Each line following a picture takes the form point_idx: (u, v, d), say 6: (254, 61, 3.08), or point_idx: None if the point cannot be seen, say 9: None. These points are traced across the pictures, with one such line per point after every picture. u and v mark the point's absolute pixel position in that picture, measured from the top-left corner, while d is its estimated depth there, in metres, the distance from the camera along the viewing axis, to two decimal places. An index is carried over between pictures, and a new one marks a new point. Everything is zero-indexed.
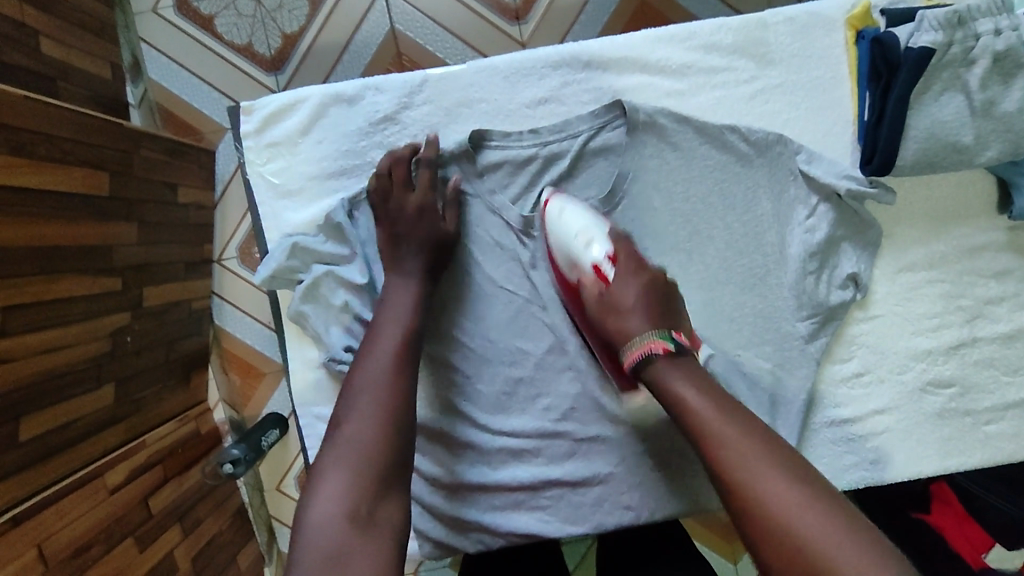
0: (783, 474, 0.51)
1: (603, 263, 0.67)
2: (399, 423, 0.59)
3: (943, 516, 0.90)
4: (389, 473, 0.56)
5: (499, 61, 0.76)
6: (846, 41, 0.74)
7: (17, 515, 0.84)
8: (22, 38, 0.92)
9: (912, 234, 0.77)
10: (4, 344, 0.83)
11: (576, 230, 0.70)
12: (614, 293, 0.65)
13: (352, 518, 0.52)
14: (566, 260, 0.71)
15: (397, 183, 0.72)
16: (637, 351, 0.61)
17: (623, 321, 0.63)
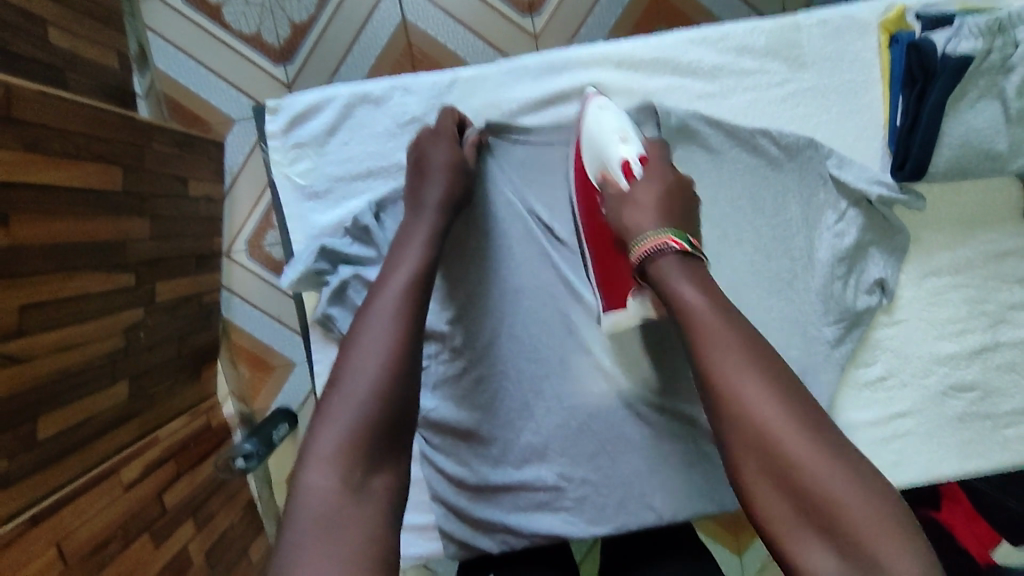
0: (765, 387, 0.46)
1: (632, 159, 0.65)
2: (406, 369, 0.50)
3: (952, 515, 0.91)
4: (390, 433, 0.48)
5: (529, 61, 0.75)
6: (880, 45, 0.73)
7: (36, 515, 0.84)
8: (31, 29, 0.90)
9: (940, 238, 0.77)
10: (22, 343, 0.82)
11: (611, 129, 0.68)
12: (631, 192, 0.61)
13: (343, 484, 0.45)
14: (594, 154, 0.69)
15: (432, 133, 0.70)
16: (647, 244, 0.56)
17: (636, 216, 0.59)
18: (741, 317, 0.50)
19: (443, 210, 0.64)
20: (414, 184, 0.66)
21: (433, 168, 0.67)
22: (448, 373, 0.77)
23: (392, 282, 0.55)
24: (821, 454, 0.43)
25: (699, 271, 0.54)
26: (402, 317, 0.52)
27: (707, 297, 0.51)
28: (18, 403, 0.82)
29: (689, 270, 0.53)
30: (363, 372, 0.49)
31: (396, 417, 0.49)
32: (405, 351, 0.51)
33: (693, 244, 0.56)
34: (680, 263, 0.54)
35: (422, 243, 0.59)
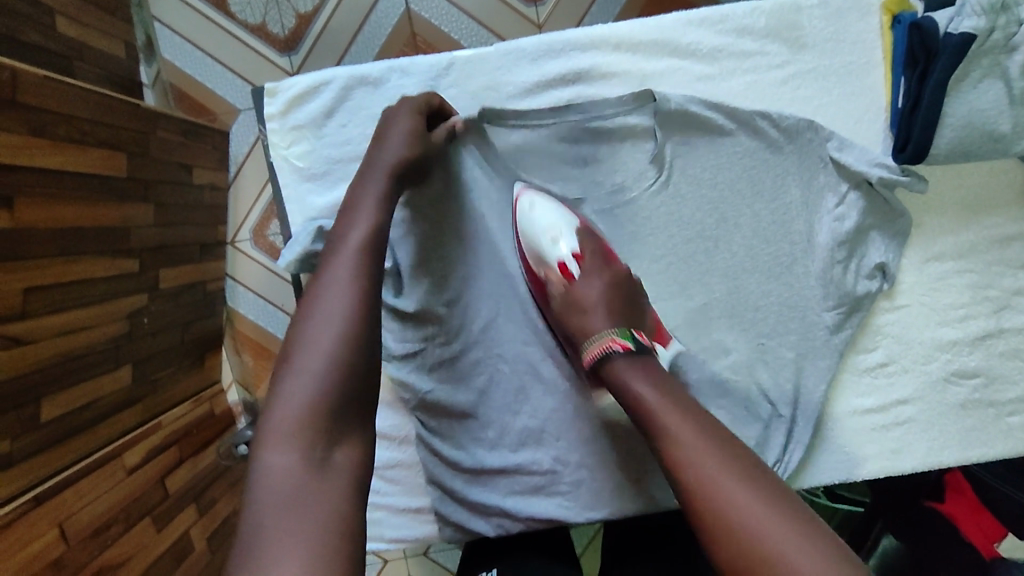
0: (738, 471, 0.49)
1: (568, 259, 0.68)
2: (361, 340, 0.52)
3: (956, 506, 0.91)
4: (349, 402, 0.51)
5: (526, 43, 0.74)
6: (881, 26, 0.72)
7: (39, 495, 0.85)
8: (39, 17, 0.91)
9: (943, 223, 0.76)
10: (26, 325, 0.84)
11: (543, 227, 0.71)
12: (576, 293, 0.65)
13: (307, 459, 0.47)
14: (534, 258, 0.71)
15: (405, 109, 0.68)
16: (593, 351, 0.60)
17: (586, 320, 0.63)
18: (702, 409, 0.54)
19: (392, 175, 0.63)
20: (368, 152, 0.66)
21: (391, 134, 0.66)
22: (444, 358, 0.76)
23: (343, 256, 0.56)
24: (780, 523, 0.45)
25: (651, 368, 0.57)
26: (354, 288, 0.54)
27: (665, 396, 0.55)
28: (22, 384, 0.84)
29: (639, 366, 0.57)
30: (319, 348, 0.51)
31: (355, 386, 0.51)
32: (360, 321, 0.53)
33: (640, 340, 0.60)
34: (632, 364, 0.58)
35: (370, 211, 0.60)
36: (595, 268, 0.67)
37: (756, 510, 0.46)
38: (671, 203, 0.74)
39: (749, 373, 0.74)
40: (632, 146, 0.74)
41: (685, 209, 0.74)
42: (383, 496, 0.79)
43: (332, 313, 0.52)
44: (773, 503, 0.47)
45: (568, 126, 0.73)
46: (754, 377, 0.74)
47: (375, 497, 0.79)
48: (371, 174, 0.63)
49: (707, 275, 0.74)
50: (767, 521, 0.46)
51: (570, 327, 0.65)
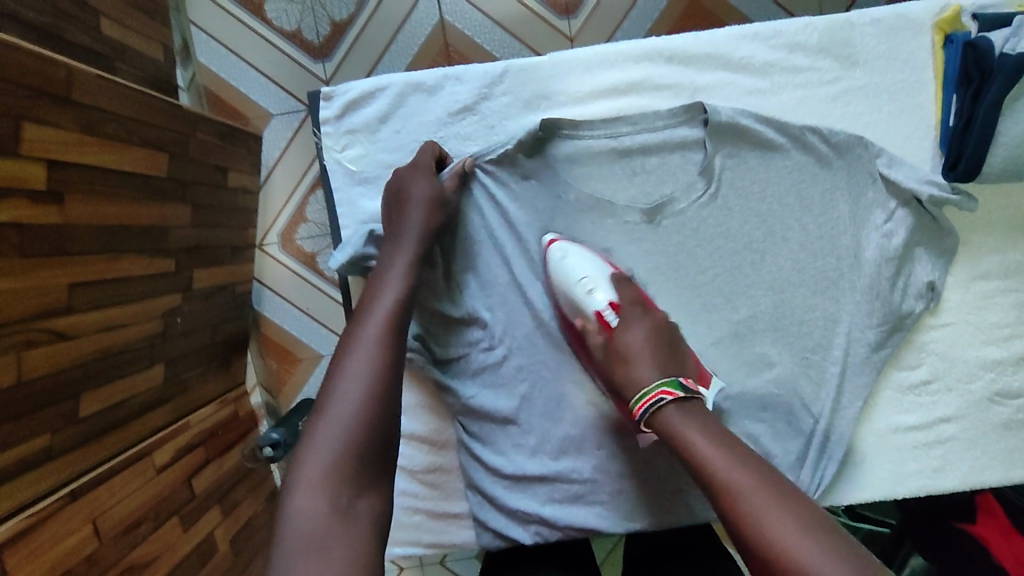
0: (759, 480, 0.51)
1: (604, 309, 0.67)
2: (386, 398, 0.53)
3: (988, 528, 0.91)
4: (374, 457, 0.52)
5: (581, 53, 0.75)
6: (933, 45, 0.73)
7: (75, 490, 0.86)
8: (85, 18, 0.93)
9: (989, 241, 0.76)
10: (69, 320, 0.84)
11: (579, 277, 0.70)
12: (622, 339, 0.64)
13: (330, 507, 0.48)
14: (572, 308, 0.70)
15: (423, 170, 0.70)
16: (642, 402, 0.59)
17: (633, 370, 0.62)
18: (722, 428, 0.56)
19: (420, 238, 0.66)
20: (392, 214, 0.69)
21: (414, 195, 0.69)
22: (489, 364, 0.76)
23: (372, 315, 0.58)
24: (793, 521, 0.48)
25: (705, 418, 0.57)
26: (385, 348, 0.56)
27: (696, 419, 0.57)
28: (63, 379, 0.84)
29: (692, 415, 0.57)
30: (347, 401, 0.52)
31: (380, 443, 0.52)
32: (390, 382, 0.54)
33: (686, 385, 0.59)
34: (682, 412, 0.57)
35: (400, 275, 0.62)
36: (637, 317, 0.66)
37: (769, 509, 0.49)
38: (719, 214, 0.74)
39: (794, 386, 0.74)
40: (681, 157, 0.75)
41: (731, 222, 0.74)
42: (418, 501, 0.79)
43: (362, 371, 0.54)
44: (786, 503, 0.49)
45: (619, 137, 0.74)
46: (798, 391, 0.74)
47: (416, 502, 0.79)
48: (399, 240, 0.66)
49: (753, 288, 0.74)
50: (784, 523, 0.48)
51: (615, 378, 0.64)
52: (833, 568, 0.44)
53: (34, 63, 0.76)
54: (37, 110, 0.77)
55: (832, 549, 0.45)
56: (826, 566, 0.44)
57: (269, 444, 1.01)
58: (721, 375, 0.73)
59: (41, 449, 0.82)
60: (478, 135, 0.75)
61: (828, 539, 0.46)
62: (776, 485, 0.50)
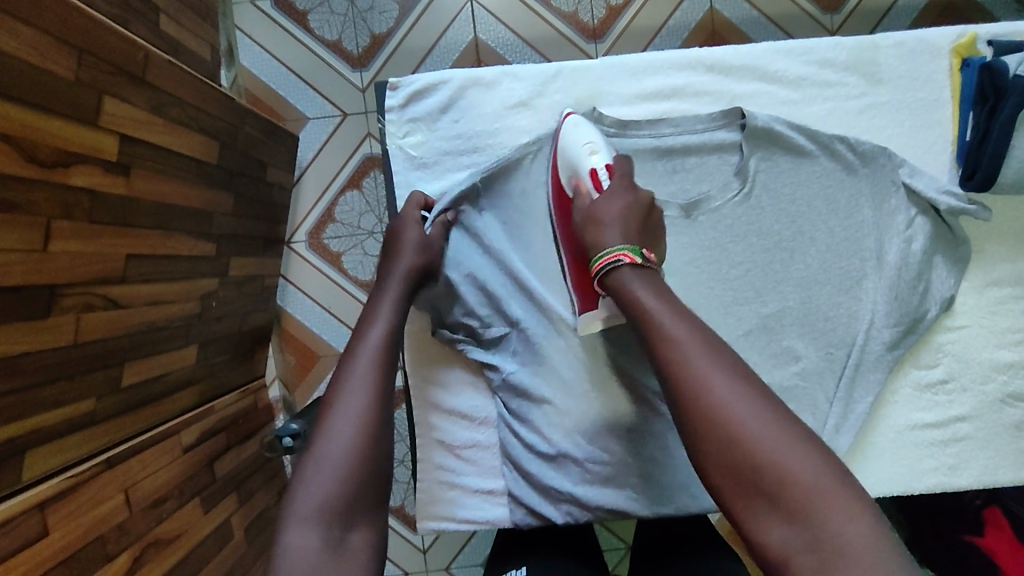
0: (727, 376, 0.51)
1: (599, 168, 0.72)
2: (377, 434, 0.58)
3: (996, 542, 0.93)
4: (364, 493, 0.56)
5: (629, 58, 0.81)
6: (950, 68, 0.79)
7: (111, 458, 0.87)
8: (147, 12, 0.99)
9: (1003, 251, 0.81)
10: (123, 290, 0.88)
11: (583, 140, 0.74)
12: (597, 209, 0.67)
13: (325, 541, 0.52)
14: (566, 166, 0.74)
15: (414, 221, 0.75)
16: (603, 261, 0.62)
17: (600, 232, 0.64)
18: (692, 313, 0.57)
19: (405, 282, 0.71)
20: (386, 259, 0.74)
21: (406, 241, 0.74)
22: (529, 344, 0.79)
23: (361, 355, 0.63)
24: (762, 417, 0.49)
25: (656, 283, 0.60)
26: (371, 383, 0.60)
27: (664, 303, 0.58)
28: (112, 346, 0.87)
29: (644, 278, 0.60)
30: (339, 438, 0.57)
31: (372, 478, 0.56)
32: (379, 416, 0.59)
33: (646, 256, 0.62)
34: (638, 277, 0.60)
35: (387, 314, 0.67)
36: (620, 188, 0.69)
37: (741, 404, 0.49)
38: (753, 214, 0.79)
39: (817, 380, 0.78)
40: (719, 159, 0.80)
41: (764, 221, 0.79)
42: (457, 476, 0.82)
43: (353, 409, 0.58)
44: (751, 398, 0.50)
45: (663, 137, 0.79)
46: (820, 384, 0.78)
47: (452, 477, 0.82)
48: (386, 281, 0.71)
49: (782, 282, 0.79)
50: (759, 422, 0.49)
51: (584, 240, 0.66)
52: (758, 423, 0.49)
53: (119, 43, 0.81)
54: (115, 86, 0.81)
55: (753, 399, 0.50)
56: (785, 452, 0.47)
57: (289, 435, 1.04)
58: (749, 363, 0.78)
59: (85, 413, 0.84)
60: (530, 129, 0.80)
61: (751, 388, 0.51)
62: (746, 377, 0.52)
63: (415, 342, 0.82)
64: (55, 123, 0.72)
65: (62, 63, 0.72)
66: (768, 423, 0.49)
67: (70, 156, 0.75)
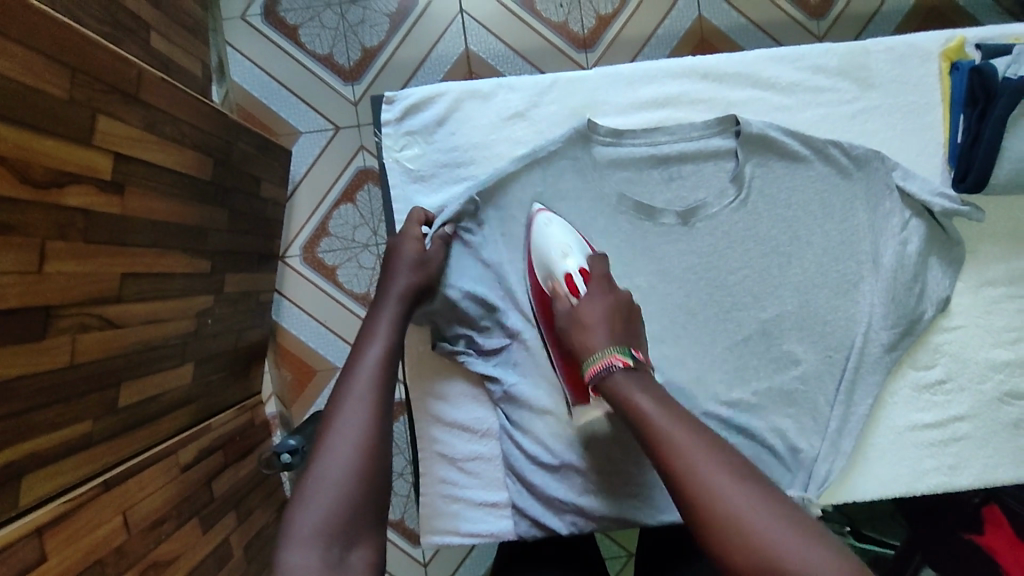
0: (733, 482, 0.52)
1: (575, 275, 0.72)
2: (376, 452, 0.58)
3: (995, 539, 0.95)
4: (364, 511, 0.55)
5: (623, 68, 0.81)
6: (940, 71, 0.80)
7: (108, 480, 0.86)
8: (138, 30, 0.98)
9: (995, 251, 0.81)
10: (119, 309, 0.87)
11: (555, 243, 0.74)
12: (579, 312, 0.67)
13: (325, 561, 0.52)
14: (543, 271, 0.75)
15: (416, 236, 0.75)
16: (596, 366, 0.62)
17: (586, 335, 0.65)
18: (688, 415, 0.58)
19: (404, 296, 0.71)
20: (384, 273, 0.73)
21: (405, 256, 0.73)
22: (529, 353, 0.79)
23: (359, 372, 0.62)
24: (774, 525, 0.49)
25: (649, 383, 0.60)
26: (370, 401, 0.60)
27: (661, 406, 0.58)
28: (108, 367, 0.86)
29: (639, 380, 0.60)
30: (338, 457, 0.56)
31: (371, 496, 0.56)
32: (378, 434, 0.59)
33: (635, 356, 0.63)
34: (631, 380, 0.61)
35: (385, 329, 0.67)
36: (597, 291, 0.69)
37: (751, 512, 0.50)
38: (749, 219, 0.80)
39: (817, 383, 0.79)
40: (715, 165, 0.80)
41: (760, 226, 0.80)
42: (459, 489, 0.81)
43: (351, 427, 0.58)
44: (759, 502, 0.51)
45: (658, 145, 0.80)
46: (820, 387, 0.79)
47: (455, 490, 0.81)
48: (385, 296, 0.71)
49: (779, 287, 0.79)
50: (771, 530, 0.49)
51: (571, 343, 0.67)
52: (771, 530, 0.49)
53: (111, 62, 0.81)
54: (108, 105, 0.81)
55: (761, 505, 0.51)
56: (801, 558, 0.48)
57: (287, 452, 1.02)
58: (749, 368, 0.78)
59: (82, 435, 0.83)
60: (527, 139, 0.80)
61: (758, 493, 0.52)
62: (751, 482, 0.52)
63: (414, 355, 0.81)
64: (49, 143, 0.71)
65: (54, 82, 0.72)
66: (785, 534, 0.49)
67: (64, 176, 0.74)
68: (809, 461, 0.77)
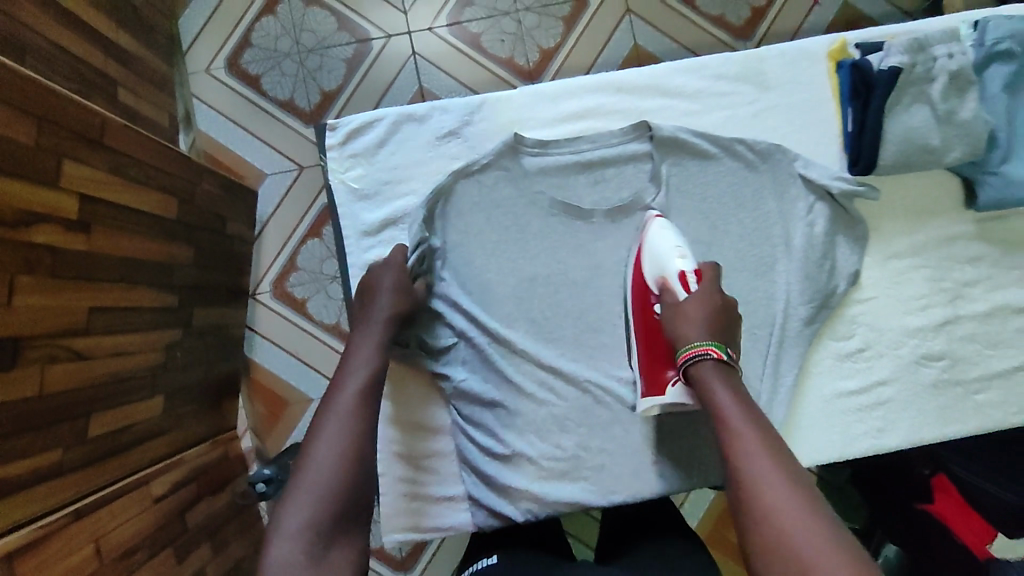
0: (775, 467, 0.59)
1: (688, 273, 0.77)
2: (356, 463, 0.63)
3: (944, 505, 1.00)
4: (344, 517, 0.61)
5: (545, 86, 0.89)
6: (829, 71, 0.88)
7: (79, 509, 0.88)
8: (105, 86, 1.06)
9: (898, 226, 0.88)
10: (87, 341, 0.91)
11: (671, 245, 0.80)
12: (684, 306, 0.74)
13: (306, 558, 0.57)
14: (654, 267, 0.80)
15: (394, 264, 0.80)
16: (693, 350, 0.70)
17: (686, 328, 0.72)
18: (757, 410, 0.65)
19: (388, 321, 0.76)
20: (366, 299, 0.79)
21: (385, 284, 0.79)
22: (475, 351, 0.85)
23: (345, 392, 0.68)
24: (795, 511, 0.56)
25: (730, 377, 0.68)
26: (354, 420, 0.66)
27: (736, 396, 0.66)
28: (76, 397, 0.90)
29: (722, 374, 0.68)
30: (321, 467, 0.62)
31: (351, 502, 0.62)
32: (359, 448, 0.64)
33: (728, 353, 0.70)
34: (718, 370, 0.69)
35: (371, 353, 0.72)
36: (711, 292, 0.75)
37: (776, 495, 0.57)
38: (670, 213, 0.87)
39: (746, 360, 0.85)
40: (635, 167, 0.88)
41: (680, 218, 0.87)
42: (421, 487, 0.86)
43: (334, 441, 0.64)
44: (791, 488, 0.58)
45: (582, 152, 0.87)
46: (747, 363, 0.85)
47: (419, 488, 0.86)
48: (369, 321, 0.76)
49: None
50: (790, 514, 0.56)
51: (671, 330, 0.74)
52: (790, 517, 0.55)
53: (74, 111, 0.87)
54: (75, 150, 0.87)
55: (798, 493, 0.57)
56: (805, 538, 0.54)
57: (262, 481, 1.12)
58: None
59: (52, 464, 0.86)
60: (461, 156, 0.88)
61: (795, 483, 0.58)
62: (790, 473, 0.59)
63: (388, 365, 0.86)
64: (16, 185, 0.77)
65: (22, 129, 0.78)
66: (801, 522, 0.55)
67: (31, 216, 0.80)
68: None
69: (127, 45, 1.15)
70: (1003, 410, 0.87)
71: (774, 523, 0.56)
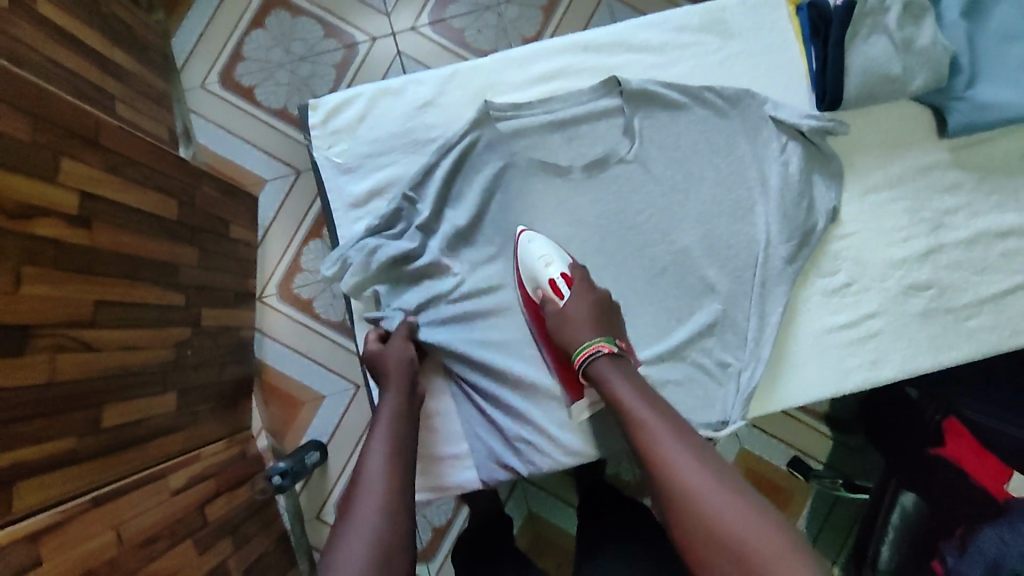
0: (692, 457, 0.63)
1: (558, 278, 0.80)
2: (396, 528, 0.61)
3: (957, 449, 0.92)
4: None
5: (513, 51, 0.92)
6: (789, 14, 0.91)
7: (97, 497, 0.83)
8: (103, 100, 1.04)
9: (871, 161, 0.90)
10: (97, 333, 0.87)
11: (539, 254, 0.82)
12: (568, 310, 0.77)
13: None
14: (530, 279, 0.83)
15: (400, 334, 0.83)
16: (584, 355, 0.74)
17: (573, 330, 0.76)
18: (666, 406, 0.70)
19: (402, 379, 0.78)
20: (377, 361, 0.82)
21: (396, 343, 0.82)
22: (457, 308, 0.86)
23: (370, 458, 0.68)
24: (726, 496, 0.59)
25: (632, 375, 0.73)
26: (380, 486, 0.65)
27: (638, 394, 0.70)
28: (88, 389, 0.85)
29: (623, 373, 0.73)
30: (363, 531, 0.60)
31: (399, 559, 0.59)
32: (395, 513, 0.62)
33: (619, 346, 0.75)
34: (615, 368, 0.73)
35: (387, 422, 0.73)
36: (582, 290, 0.79)
37: (702, 480, 0.60)
38: (646, 164, 0.89)
39: (734, 304, 0.86)
40: (606, 123, 0.90)
41: (657, 167, 0.89)
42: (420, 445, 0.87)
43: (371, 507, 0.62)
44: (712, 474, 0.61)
45: (555, 112, 0.90)
46: (733, 305, 0.86)
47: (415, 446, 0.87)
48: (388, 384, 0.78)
49: (682, 220, 0.88)
50: (719, 497, 0.59)
51: (560, 337, 0.78)
52: (721, 501, 0.58)
53: (71, 110, 0.86)
54: (71, 147, 0.85)
55: (719, 479, 0.61)
56: (737, 521, 0.56)
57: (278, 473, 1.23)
58: (666, 299, 0.87)
59: (64, 451, 0.80)
60: (438, 124, 0.90)
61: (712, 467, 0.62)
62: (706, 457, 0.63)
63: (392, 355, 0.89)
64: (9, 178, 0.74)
65: (18, 125, 0.76)
66: (734, 504, 0.58)
67: (31, 209, 0.77)
68: (736, 371, 0.85)
69: (122, 61, 1.13)
70: (996, 334, 0.86)
71: (701, 510, 0.58)
